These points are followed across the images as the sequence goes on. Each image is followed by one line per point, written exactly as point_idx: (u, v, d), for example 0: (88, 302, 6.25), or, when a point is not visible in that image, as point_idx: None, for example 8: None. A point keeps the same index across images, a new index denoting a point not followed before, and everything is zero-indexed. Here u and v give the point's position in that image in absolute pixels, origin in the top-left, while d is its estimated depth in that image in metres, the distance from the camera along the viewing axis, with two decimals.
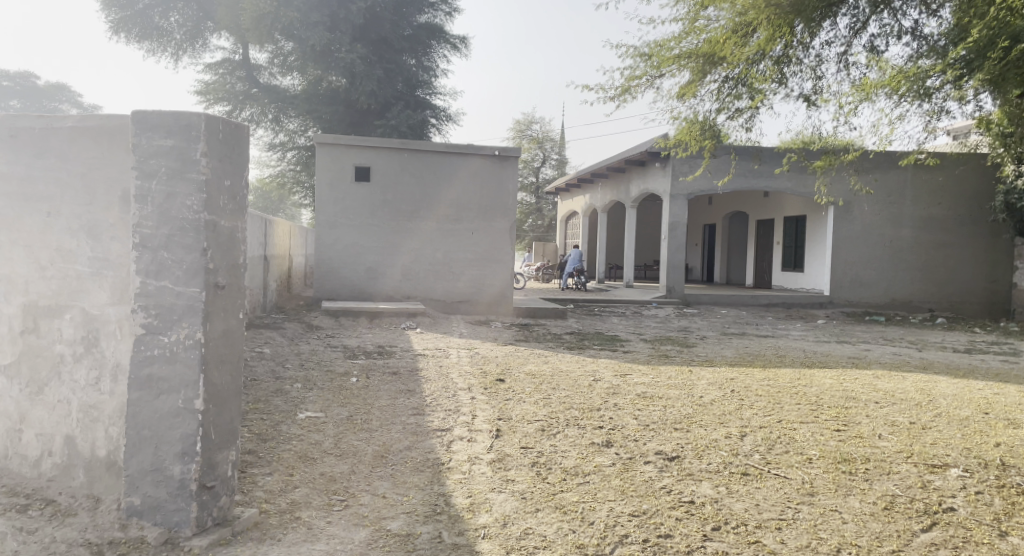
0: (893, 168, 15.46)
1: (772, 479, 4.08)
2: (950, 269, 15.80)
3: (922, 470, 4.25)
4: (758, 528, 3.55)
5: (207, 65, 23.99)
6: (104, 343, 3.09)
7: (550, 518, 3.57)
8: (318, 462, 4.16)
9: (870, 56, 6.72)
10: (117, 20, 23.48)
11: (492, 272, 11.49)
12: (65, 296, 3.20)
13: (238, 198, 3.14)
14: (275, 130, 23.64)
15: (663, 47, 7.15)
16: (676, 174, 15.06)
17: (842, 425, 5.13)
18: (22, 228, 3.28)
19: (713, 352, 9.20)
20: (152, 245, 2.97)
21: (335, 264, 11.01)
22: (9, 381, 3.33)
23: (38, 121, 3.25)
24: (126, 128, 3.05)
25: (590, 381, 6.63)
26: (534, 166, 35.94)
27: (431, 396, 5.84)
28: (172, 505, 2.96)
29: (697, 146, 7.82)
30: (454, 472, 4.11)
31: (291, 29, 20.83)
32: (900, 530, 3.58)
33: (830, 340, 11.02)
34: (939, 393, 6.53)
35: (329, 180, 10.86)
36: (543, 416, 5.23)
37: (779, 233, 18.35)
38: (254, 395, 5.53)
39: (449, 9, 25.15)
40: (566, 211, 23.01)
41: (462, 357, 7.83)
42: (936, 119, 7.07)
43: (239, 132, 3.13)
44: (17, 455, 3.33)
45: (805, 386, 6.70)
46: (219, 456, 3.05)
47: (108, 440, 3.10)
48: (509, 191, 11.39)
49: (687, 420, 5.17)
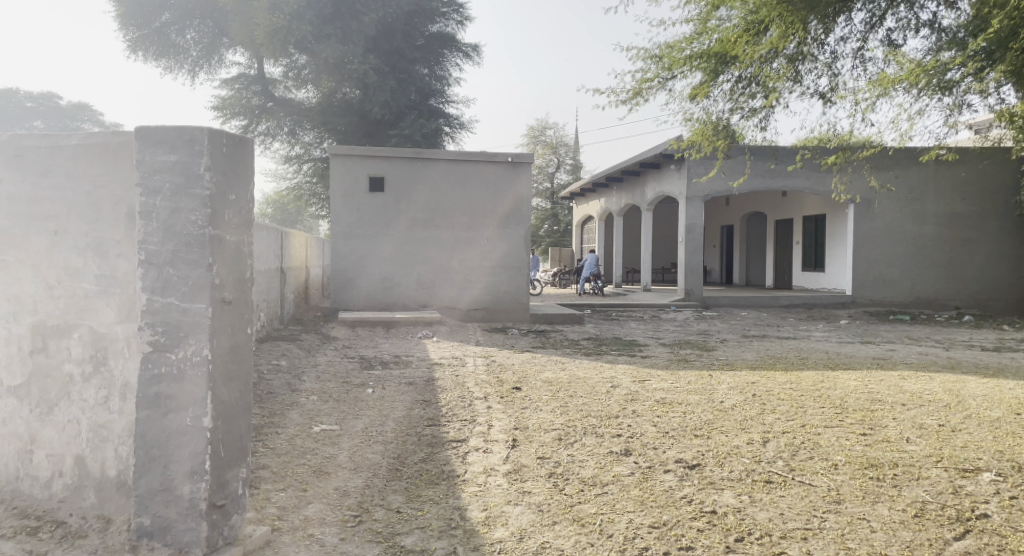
0: (913, 164, 15.20)
1: (797, 487, 3.97)
2: (975, 266, 15.49)
3: (953, 475, 4.12)
4: (783, 538, 3.43)
5: (223, 81, 24.28)
6: (113, 361, 3.07)
7: (568, 531, 3.49)
8: (332, 477, 4.11)
9: (889, 50, 6.58)
10: (134, 39, 23.85)
11: (508, 279, 11.44)
12: (73, 314, 3.18)
13: (243, 212, 3.11)
14: (291, 143, 23.95)
15: (674, 48, 7.07)
16: (692, 176, 14.92)
17: (868, 429, 5.00)
18: (30, 247, 3.26)
19: (733, 355, 9.05)
20: (157, 261, 2.93)
21: (352, 274, 11.01)
22: (18, 402, 3.31)
23: (43, 139, 3.23)
24: (131, 144, 3.02)
25: (608, 388, 6.54)
26: (549, 172, 35.93)
27: (448, 406, 5.78)
28: (182, 525, 2.90)
29: (711, 147, 7.71)
30: (470, 484, 4.04)
31: (305, 42, 21.00)
32: (931, 538, 3.45)
33: (854, 341, 10.83)
34: (968, 394, 6.36)
35: (345, 190, 10.87)
36: (561, 425, 5.14)
37: (798, 232, 18.12)
38: (269, 408, 5.50)
39: (461, 17, 25.15)
40: (581, 216, 22.91)
41: (479, 365, 7.77)
42: (958, 113, 6.93)
43: (243, 144, 3.09)
44: (28, 476, 3.31)
45: (829, 389, 6.55)
46: (229, 474, 3.01)
47: (118, 460, 3.07)
48: (523, 198, 11.32)
49: (708, 426, 5.06)
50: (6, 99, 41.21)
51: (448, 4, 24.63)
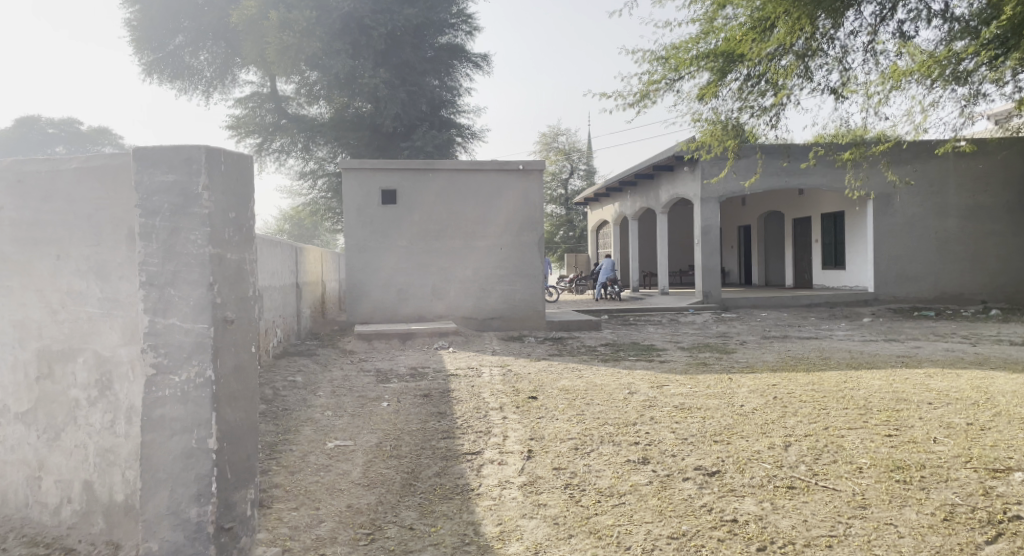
0: (932, 157, 14.96)
1: (820, 492, 3.86)
2: (1001, 258, 15.19)
3: (983, 476, 3.98)
4: (807, 547, 3.32)
5: (237, 100, 24.52)
6: (118, 385, 3.04)
7: (584, 545, 3.40)
8: (345, 494, 4.06)
9: (900, 42, 6.44)
10: (150, 62, 24.23)
11: (523, 287, 11.36)
12: (77, 339, 3.17)
13: (244, 229, 3.09)
14: (305, 158, 24.16)
15: (681, 49, 6.99)
16: (706, 176, 14.74)
17: (893, 430, 4.87)
18: (34, 273, 3.26)
19: (754, 358, 8.88)
20: (158, 283, 2.88)
21: (367, 288, 11.00)
22: (26, 428, 3.31)
23: (44, 164, 3.24)
24: (129, 165, 2.99)
25: (625, 395, 6.45)
26: (563, 178, 35.88)
27: (463, 418, 5.72)
28: (190, 549, 2.84)
29: (721, 147, 7.61)
30: (484, 498, 3.98)
31: (316, 59, 21.16)
32: (962, 543, 3.32)
33: (878, 339, 10.64)
34: (997, 390, 6.18)
35: (357, 205, 10.88)
36: (577, 434, 5.06)
37: (816, 230, 17.89)
38: (283, 425, 5.47)
39: (470, 28, 25.23)
40: (597, 221, 22.80)
41: (494, 375, 7.68)
42: (974, 103, 6.78)
43: (240, 161, 3.07)
44: (38, 504, 3.30)
45: (852, 389, 6.41)
46: (235, 495, 2.97)
47: (125, 484, 3.04)
48: (537, 207, 11.27)
49: (728, 431, 4.96)
50: (29, 128, 42.03)
51: (457, 16, 24.72)
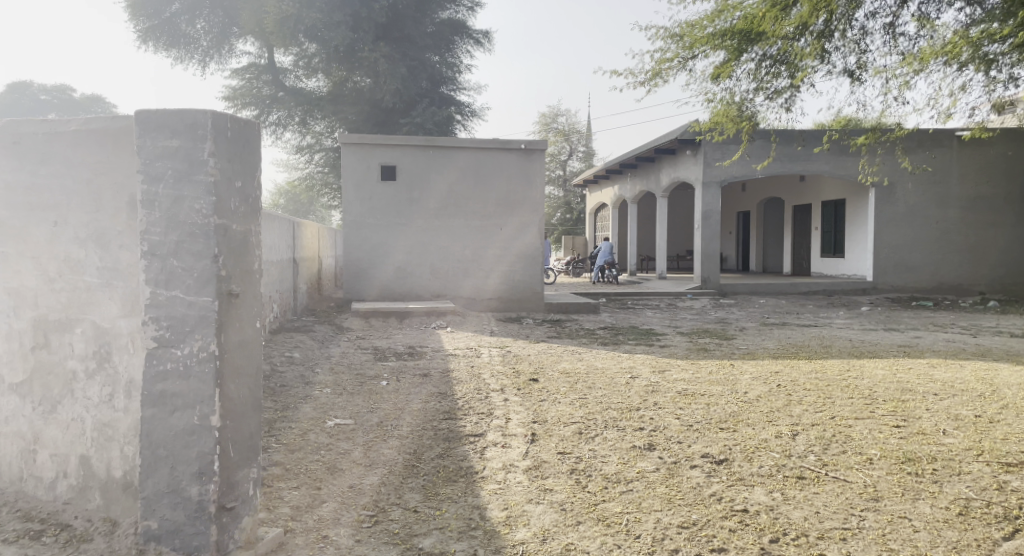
0: (938, 146, 14.88)
1: (832, 483, 3.80)
2: (1000, 250, 15.15)
3: (996, 470, 3.92)
4: (820, 539, 3.26)
5: (235, 71, 24.14)
6: (117, 357, 2.92)
7: (593, 532, 3.33)
8: (345, 474, 3.98)
9: (923, 24, 6.30)
10: (145, 30, 23.75)
11: (522, 268, 11.26)
12: (75, 310, 3.05)
13: (250, 200, 2.93)
14: (302, 132, 23.86)
15: (696, 26, 6.83)
16: (710, 161, 14.64)
17: (901, 421, 4.80)
18: (31, 239, 3.14)
19: (754, 344, 8.83)
20: (160, 252, 2.77)
21: (365, 265, 10.86)
22: (21, 400, 3.21)
23: (41, 126, 3.10)
24: (131, 129, 2.85)
25: (627, 379, 6.37)
26: (561, 159, 35.80)
27: (464, 398, 5.63)
28: (190, 528, 2.76)
29: (734, 129, 7.47)
30: (489, 482, 3.90)
31: (314, 30, 20.84)
32: (979, 538, 3.27)
33: (878, 328, 10.60)
34: (1001, 382, 6.12)
35: (355, 181, 10.71)
36: (580, 418, 4.99)
37: (816, 217, 17.84)
38: (281, 402, 5.39)
39: (471, 3, 24.96)
40: (595, 204, 22.68)
41: (494, 356, 7.60)
42: (998, 88, 6.66)
43: (249, 128, 2.93)
44: (33, 477, 3.21)
45: (856, 378, 6.34)
46: (238, 474, 2.86)
47: (124, 460, 2.94)
48: (537, 186, 11.13)
49: (733, 419, 4.89)
50: (21, 94, 41.38)
51: None
